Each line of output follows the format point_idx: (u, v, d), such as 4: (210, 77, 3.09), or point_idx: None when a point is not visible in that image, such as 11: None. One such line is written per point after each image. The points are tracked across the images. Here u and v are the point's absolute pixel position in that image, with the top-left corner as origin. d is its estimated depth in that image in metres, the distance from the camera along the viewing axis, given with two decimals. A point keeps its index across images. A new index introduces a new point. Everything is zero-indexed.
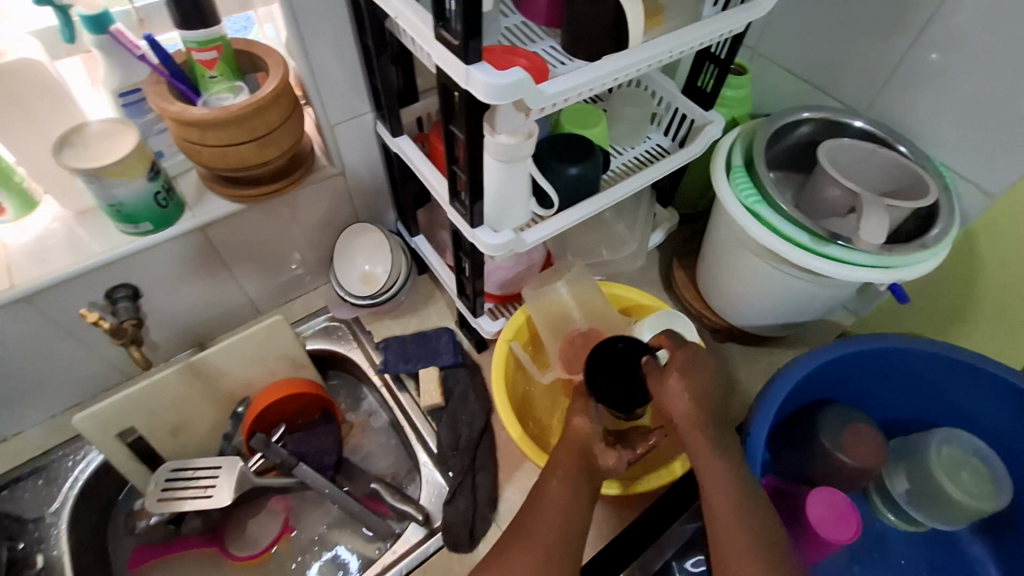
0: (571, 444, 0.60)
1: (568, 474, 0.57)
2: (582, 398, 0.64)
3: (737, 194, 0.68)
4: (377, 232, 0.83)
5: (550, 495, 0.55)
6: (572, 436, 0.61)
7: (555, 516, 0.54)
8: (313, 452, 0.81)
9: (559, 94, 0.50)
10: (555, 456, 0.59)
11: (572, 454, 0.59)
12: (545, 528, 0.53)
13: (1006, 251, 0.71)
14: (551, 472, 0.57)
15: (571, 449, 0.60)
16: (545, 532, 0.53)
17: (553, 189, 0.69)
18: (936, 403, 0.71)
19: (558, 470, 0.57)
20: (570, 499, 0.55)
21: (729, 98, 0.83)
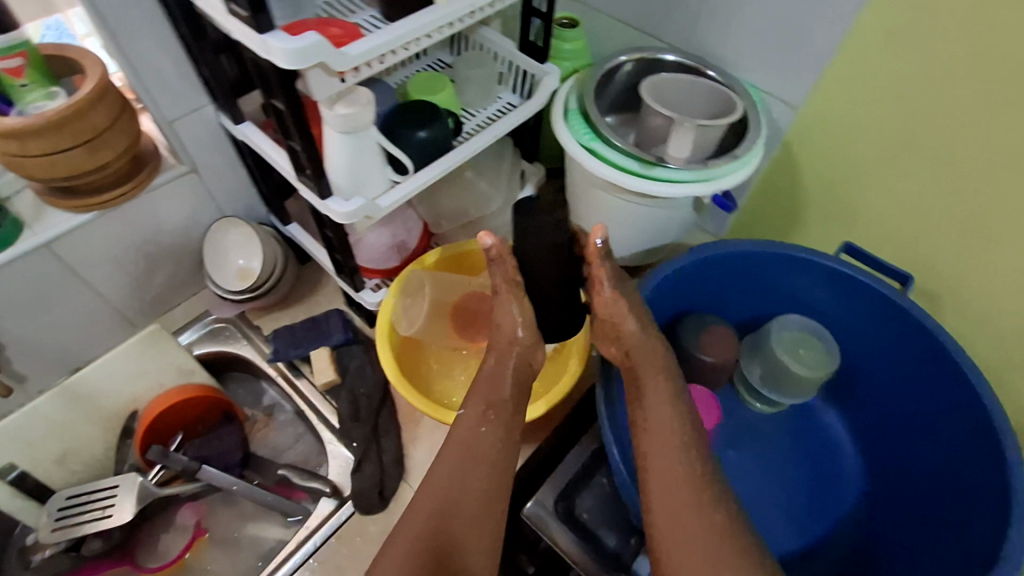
0: (492, 381, 0.64)
1: (498, 413, 0.62)
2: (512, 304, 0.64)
3: (575, 135, 0.74)
4: (245, 225, 0.83)
5: (477, 445, 0.61)
6: (505, 354, 0.64)
7: (477, 461, 0.60)
8: (216, 454, 0.81)
9: (364, 55, 0.52)
10: (476, 397, 0.63)
11: (500, 379, 0.63)
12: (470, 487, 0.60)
13: (814, 155, 0.81)
14: (478, 418, 0.61)
15: (502, 376, 0.63)
16: (475, 485, 0.60)
17: (404, 155, 0.72)
18: (774, 297, 0.80)
19: (488, 410, 0.62)
20: (498, 439, 0.61)
21: (565, 50, 0.89)
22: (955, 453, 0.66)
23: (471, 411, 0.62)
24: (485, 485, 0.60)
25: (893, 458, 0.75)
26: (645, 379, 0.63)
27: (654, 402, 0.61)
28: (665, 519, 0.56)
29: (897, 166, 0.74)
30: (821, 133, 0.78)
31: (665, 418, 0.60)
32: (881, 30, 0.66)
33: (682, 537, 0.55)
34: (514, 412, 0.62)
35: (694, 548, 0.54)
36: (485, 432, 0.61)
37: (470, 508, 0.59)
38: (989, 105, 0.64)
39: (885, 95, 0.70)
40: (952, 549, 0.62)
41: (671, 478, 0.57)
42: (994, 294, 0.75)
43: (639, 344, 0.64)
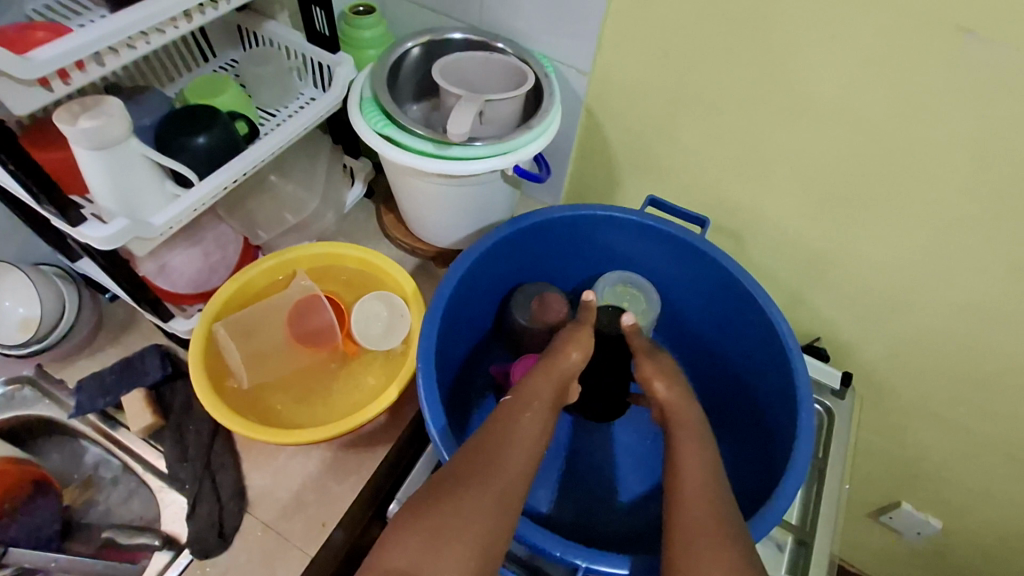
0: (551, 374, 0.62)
1: (542, 407, 0.58)
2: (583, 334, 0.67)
3: (369, 124, 0.72)
4: (17, 271, 0.73)
5: (521, 432, 0.55)
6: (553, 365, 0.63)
7: (519, 444, 0.54)
8: (27, 532, 0.72)
9: (57, 60, 0.46)
10: (532, 386, 0.60)
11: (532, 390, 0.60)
12: (494, 471, 0.52)
13: (616, 117, 0.85)
14: (526, 405, 0.58)
15: (544, 382, 0.61)
16: (507, 466, 0.53)
17: (180, 166, 0.66)
18: (593, 255, 0.82)
19: (530, 404, 0.58)
20: (540, 434, 0.56)
21: (368, 40, 0.86)
22: (750, 354, 0.74)
23: (521, 395, 0.59)
24: (519, 471, 0.53)
25: (708, 368, 0.82)
26: (679, 431, 0.60)
27: (686, 441, 0.59)
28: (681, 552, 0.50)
29: (680, 116, 0.79)
30: (614, 93, 0.82)
31: (700, 465, 0.56)
32: None
33: (707, 545, 0.49)
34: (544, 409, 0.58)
35: (711, 564, 0.48)
36: (529, 420, 0.57)
37: (494, 482, 0.51)
38: (734, 48, 0.70)
39: (654, 50, 0.75)
40: (766, 438, 0.72)
41: (702, 499, 0.53)
42: (781, 222, 0.83)
43: (676, 401, 0.63)
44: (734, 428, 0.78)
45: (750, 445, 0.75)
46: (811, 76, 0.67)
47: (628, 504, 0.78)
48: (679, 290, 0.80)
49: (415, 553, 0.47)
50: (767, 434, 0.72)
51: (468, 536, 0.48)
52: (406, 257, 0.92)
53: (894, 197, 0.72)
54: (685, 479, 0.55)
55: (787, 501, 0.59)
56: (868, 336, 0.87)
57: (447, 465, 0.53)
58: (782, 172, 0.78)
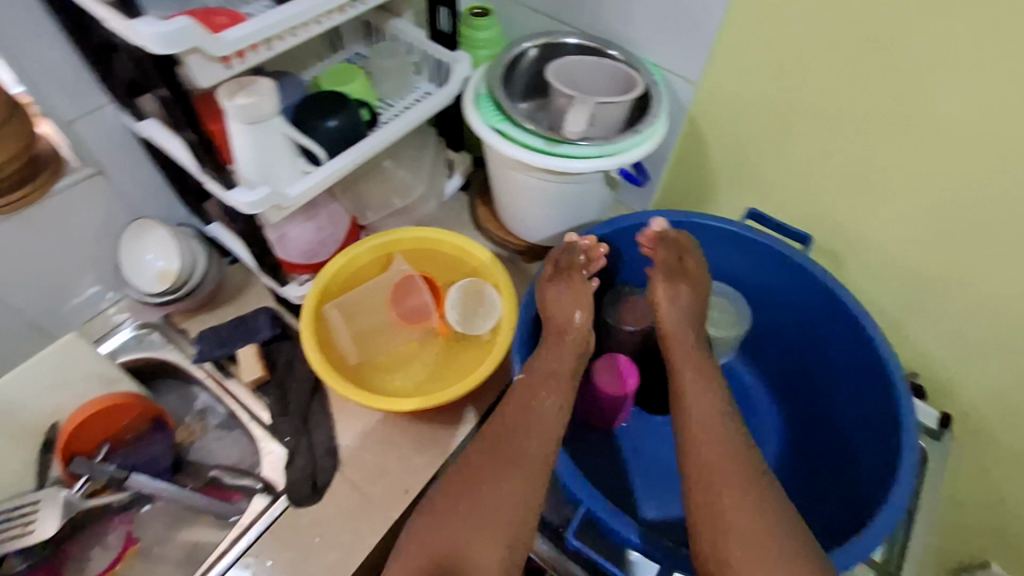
0: (555, 347, 0.69)
1: (557, 388, 0.65)
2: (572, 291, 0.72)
3: (483, 118, 0.76)
4: (161, 227, 0.81)
5: (529, 414, 0.62)
6: (554, 339, 0.69)
7: (529, 441, 0.61)
8: (144, 461, 0.80)
9: (243, 39, 0.52)
10: (537, 366, 0.67)
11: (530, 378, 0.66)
12: (508, 455, 0.60)
13: (718, 129, 0.85)
14: (538, 386, 0.64)
15: (556, 360, 0.68)
16: (524, 458, 0.60)
17: (314, 144, 0.72)
18: None
19: (543, 389, 0.65)
20: (558, 423, 0.63)
21: (480, 40, 0.91)
22: (852, 382, 0.72)
23: (526, 387, 0.65)
24: (534, 453, 0.60)
25: (803, 396, 0.79)
26: (684, 366, 0.66)
27: (699, 385, 0.64)
28: (700, 488, 0.57)
29: (788, 131, 0.79)
30: (721, 105, 0.82)
31: (704, 404, 0.62)
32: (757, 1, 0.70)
33: (734, 484, 0.56)
34: (558, 389, 0.65)
35: (734, 504, 0.55)
36: (545, 401, 0.64)
37: (514, 476, 0.58)
38: (856, 68, 0.68)
39: (770, 65, 0.74)
40: (860, 471, 0.68)
41: (714, 441, 0.59)
42: (886, 249, 0.80)
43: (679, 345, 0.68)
44: (823, 455, 0.75)
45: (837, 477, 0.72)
46: (939, 101, 0.65)
47: None
48: (786, 311, 0.78)
49: (437, 540, 0.56)
50: (861, 469, 0.68)
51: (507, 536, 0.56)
52: (495, 248, 0.96)
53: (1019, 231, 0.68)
54: (694, 422, 0.61)
55: (887, 525, 0.56)
56: (973, 378, 0.82)
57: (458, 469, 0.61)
58: (893, 195, 0.75)
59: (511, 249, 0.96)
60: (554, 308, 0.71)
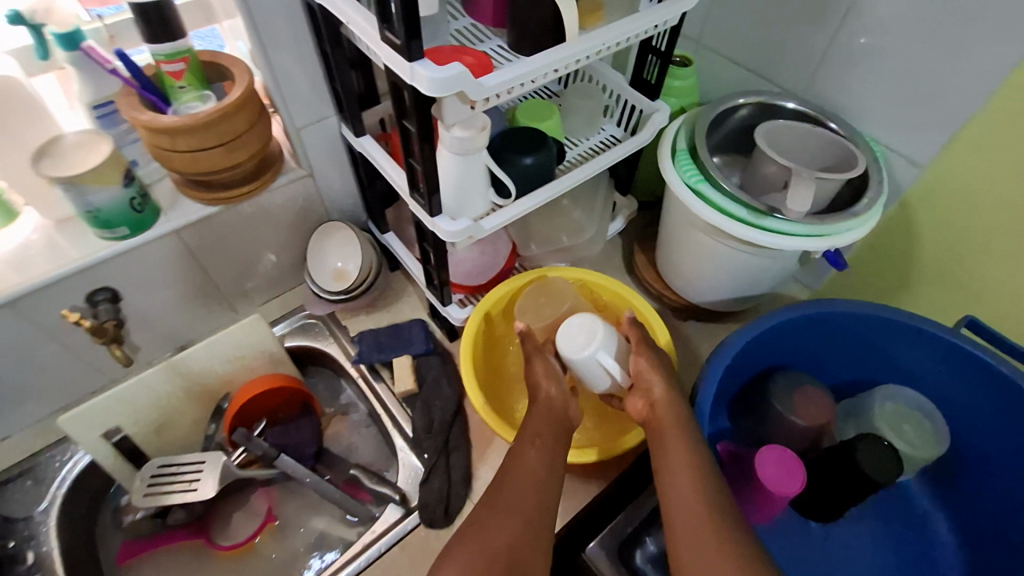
0: (545, 415, 0.68)
1: (544, 442, 0.65)
2: (541, 361, 0.73)
3: (681, 175, 0.73)
4: (347, 229, 0.87)
5: (528, 464, 0.63)
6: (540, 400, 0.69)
7: (538, 476, 0.63)
8: (293, 444, 0.85)
9: (499, 86, 0.53)
10: (528, 426, 0.67)
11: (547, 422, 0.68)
12: (514, 505, 0.60)
13: (936, 219, 0.76)
14: (529, 442, 0.65)
15: (545, 417, 0.68)
16: (524, 493, 0.61)
17: (510, 179, 0.73)
18: (878, 360, 0.74)
19: (534, 439, 0.65)
20: (546, 465, 0.63)
21: (677, 88, 0.88)
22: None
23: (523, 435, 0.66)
24: (535, 497, 0.61)
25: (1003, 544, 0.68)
26: (668, 433, 0.65)
27: (669, 464, 0.63)
28: (683, 548, 0.57)
29: None
30: (946, 195, 0.74)
31: (682, 488, 0.61)
32: None
33: (703, 551, 0.56)
34: (546, 441, 0.66)
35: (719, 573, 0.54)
36: (532, 454, 0.64)
37: (523, 504, 0.60)
38: None
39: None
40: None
41: (701, 518, 0.58)
42: None
43: (666, 397, 0.67)
44: None
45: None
46: None
47: None
48: (995, 439, 0.68)
49: None
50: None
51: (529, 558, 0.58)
52: (647, 297, 0.94)
53: None
54: (673, 492, 0.61)
55: None
56: None
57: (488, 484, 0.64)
58: None
59: (667, 303, 0.93)
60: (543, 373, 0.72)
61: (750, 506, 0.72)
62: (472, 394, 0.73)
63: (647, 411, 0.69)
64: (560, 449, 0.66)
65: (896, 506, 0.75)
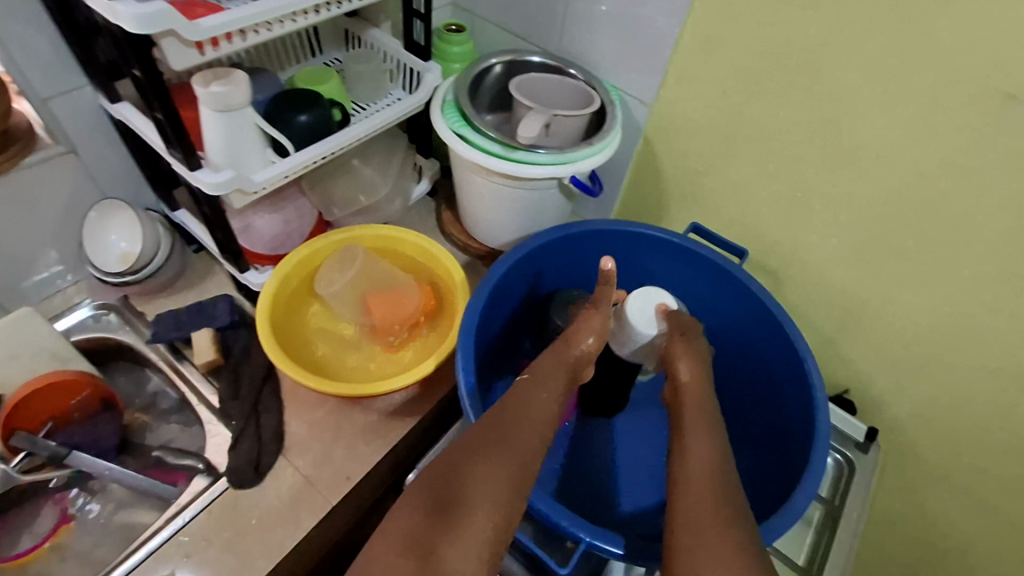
0: (559, 360, 0.63)
1: (556, 384, 0.60)
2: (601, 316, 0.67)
3: (447, 123, 0.81)
4: (127, 207, 0.83)
5: (532, 403, 0.57)
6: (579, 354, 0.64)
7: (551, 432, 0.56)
8: (88, 439, 0.80)
9: (219, 28, 0.56)
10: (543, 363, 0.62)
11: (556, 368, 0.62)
12: (512, 437, 0.53)
13: (670, 149, 0.91)
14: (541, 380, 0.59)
15: (556, 361, 0.63)
16: (523, 434, 0.54)
17: (281, 135, 0.75)
18: (635, 271, 0.86)
19: (551, 382, 0.60)
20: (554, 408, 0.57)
21: (453, 54, 0.96)
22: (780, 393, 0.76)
23: (545, 370, 0.61)
24: (532, 441, 0.54)
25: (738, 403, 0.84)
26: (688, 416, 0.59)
27: (693, 437, 0.56)
28: (678, 523, 0.48)
29: (732, 153, 0.85)
30: (671, 128, 0.89)
31: (697, 468, 0.52)
32: (705, 30, 0.77)
33: (702, 529, 0.46)
34: (559, 388, 0.60)
35: (710, 543, 0.45)
36: (545, 396, 0.58)
37: (516, 449, 0.52)
38: (794, 92, 0.75)
39: (716, 89, 0.81)
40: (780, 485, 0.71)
41: (700, 480, 0.51)
42: (821, 266, 0.86)
43: (693, 379, 0.63)
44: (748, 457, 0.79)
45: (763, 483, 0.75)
46: (859, 125, 0.72)
47: (631, 512, 0.78)
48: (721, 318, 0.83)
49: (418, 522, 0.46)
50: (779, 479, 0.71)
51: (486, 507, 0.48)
52: (458, 252, 1.00)
53: (927, 253, 0.74)
54: (686, 456, 0.54)
55: (802, 503, 0.59)
56: (899, 392, 0.88)
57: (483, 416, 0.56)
58: (821, 218, 0.82)
59: (473, 253, 1.00)
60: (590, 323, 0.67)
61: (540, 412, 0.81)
62: (269, 350, 0.75)
63: (672, 393, 0.64)
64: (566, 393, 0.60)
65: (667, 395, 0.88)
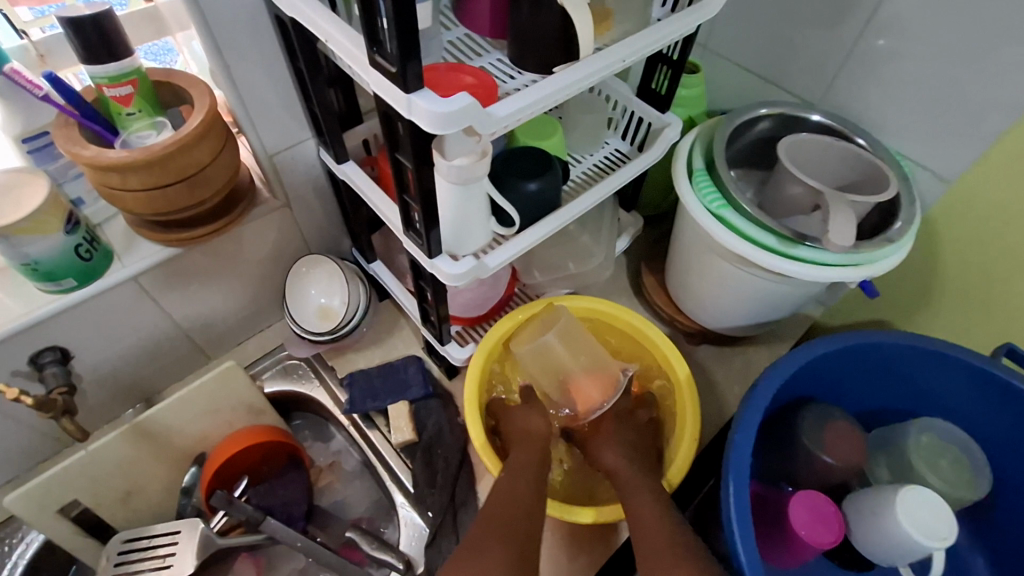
0: (531, 444, 0.68)
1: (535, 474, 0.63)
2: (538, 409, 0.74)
3: (701, 199, 0.67)
4: (331, 262, 0.78)
5: (516, 491, 0.61)
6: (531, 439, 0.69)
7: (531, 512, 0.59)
8: (280, 504, 0.77)
9: (511, 116, 0.46)
10: (517, 458, 0.65)
11: (535, 451, 0.67)
12: (509, 527, 0.57)
13: (966, 236, 0.72)
14: (519, 472, 0.63)
15: (530, 448, 0.67)
16: (517, 519, 0.58)
17: (513, 207, 0.65)
18: (910, 389, 0.70)
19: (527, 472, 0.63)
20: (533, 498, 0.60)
21: (684, 98, 0.82)
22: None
23: (514, 462, 0.64)
24: (523, 527, 0.57)
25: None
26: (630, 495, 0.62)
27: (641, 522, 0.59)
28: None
29: None
30: (977, 212, 0.70)
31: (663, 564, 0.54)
32: None
33: None
34: (525, 466, 0.64)
35: None
36: (526, 485, 0.62)
37: (509, 533, 0.56)
38: None
39: None
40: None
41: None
42: None
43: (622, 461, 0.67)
44: None
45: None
46: None
47: None
48: None
49: None
50: None
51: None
52: (659, 323, 0.89)
53: None
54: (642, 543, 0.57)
55: None
56: None
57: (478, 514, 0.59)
58: None
59: (679, 328, 0.87)
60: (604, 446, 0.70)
61: (779, 553, 0.66)
62: (481, 446, 0.68)
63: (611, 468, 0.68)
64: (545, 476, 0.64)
65: None
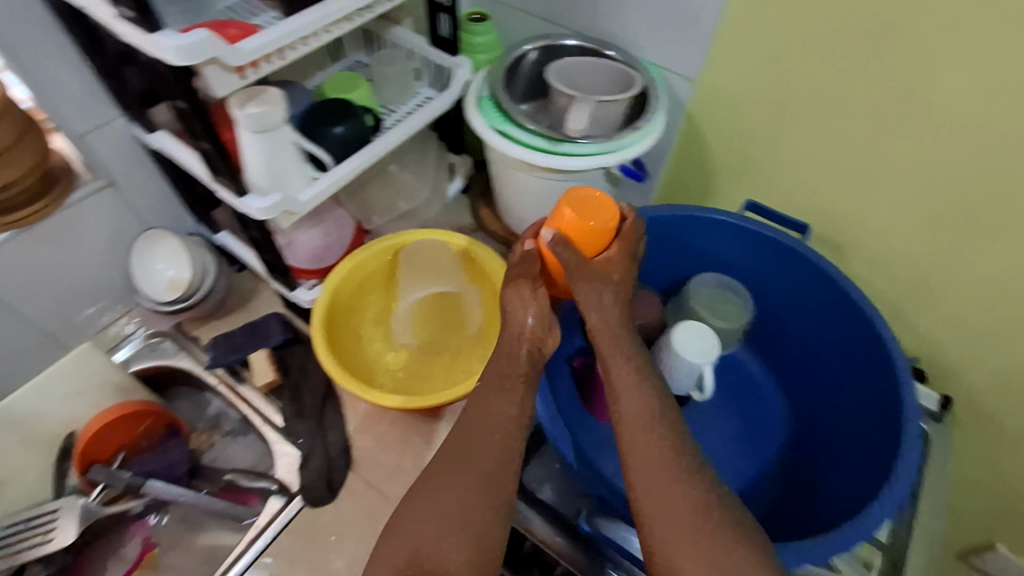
0: (511, 346, 0.60)
1: (513, 384, 0.59)
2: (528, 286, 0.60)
3: (486, 120, 0.78)
4: (173, 236, 0.83)
5: (489, 412, 0.58)
6: (509, 338, 0.61)
7: (508, 432, 0.57)
8: (160, 468, 0.81)
9: (259, 49, 0.54)
10: (492, 367, 0.60)
11: (511, 357, 0.60)
12: (480, 451, 0.56)
13: (715, 124, 0.87)
14: (492, 387, 0.59)
15: (507, 352, 0.60)
16: (488, 443, 0.56)
17: (323, 151, 0.73)
18: (692, 254, 0.84)
19: (495, 384, 0.59)
20: (509, 412, 0.57)
21: (479, 44, 0.92)
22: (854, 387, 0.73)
23: (486, 376, 0.60)
24: (499, 443, 0.56)
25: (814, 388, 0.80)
26: (616, 372, 0.58)
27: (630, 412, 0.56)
28: (637, 486, 0.53)
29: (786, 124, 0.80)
30: (717, 102, 0.84)
31: (648, 456, 0.53)
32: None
33: (662, 488, 0.52)
34: (499, 377, 0.59)
35: (679, 515, 0.50)
36: (495, 400, 0.58)
37: (481, 455, 0.56)
38: (856, 57, 0.69)
39: (764, 59, 0.76)
40: (863, 467, 0.69)
41: (642, 474, 0.53)
42: (884, 235, 0.81)
43: (602, 330, 0.59)
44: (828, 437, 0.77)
45: (846, 466, 0.72)
46: (932, 84, 0.66)
47: None
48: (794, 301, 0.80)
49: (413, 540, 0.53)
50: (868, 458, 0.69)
51: (469, 507, 0.53)
52: (500, 248, 0.99)
53: (1011, 218, 0.69)
54: (628, 438, 0.55)
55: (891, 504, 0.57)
56: (976, 359, 0.81)
57: (450, 433, 0.59)
58: (888, 182, 0.76)
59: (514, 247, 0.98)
60: (594, 303, 0.58)
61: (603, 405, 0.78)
62: (332, 369, 0.73)
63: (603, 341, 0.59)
64: (527, 379, 0.59)
65: (731, 379, 0.87)
